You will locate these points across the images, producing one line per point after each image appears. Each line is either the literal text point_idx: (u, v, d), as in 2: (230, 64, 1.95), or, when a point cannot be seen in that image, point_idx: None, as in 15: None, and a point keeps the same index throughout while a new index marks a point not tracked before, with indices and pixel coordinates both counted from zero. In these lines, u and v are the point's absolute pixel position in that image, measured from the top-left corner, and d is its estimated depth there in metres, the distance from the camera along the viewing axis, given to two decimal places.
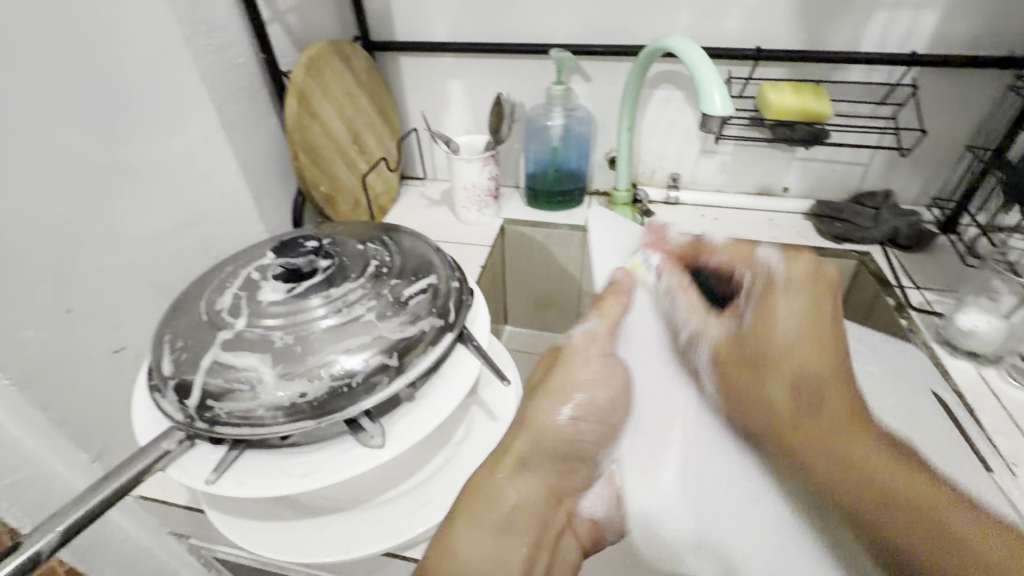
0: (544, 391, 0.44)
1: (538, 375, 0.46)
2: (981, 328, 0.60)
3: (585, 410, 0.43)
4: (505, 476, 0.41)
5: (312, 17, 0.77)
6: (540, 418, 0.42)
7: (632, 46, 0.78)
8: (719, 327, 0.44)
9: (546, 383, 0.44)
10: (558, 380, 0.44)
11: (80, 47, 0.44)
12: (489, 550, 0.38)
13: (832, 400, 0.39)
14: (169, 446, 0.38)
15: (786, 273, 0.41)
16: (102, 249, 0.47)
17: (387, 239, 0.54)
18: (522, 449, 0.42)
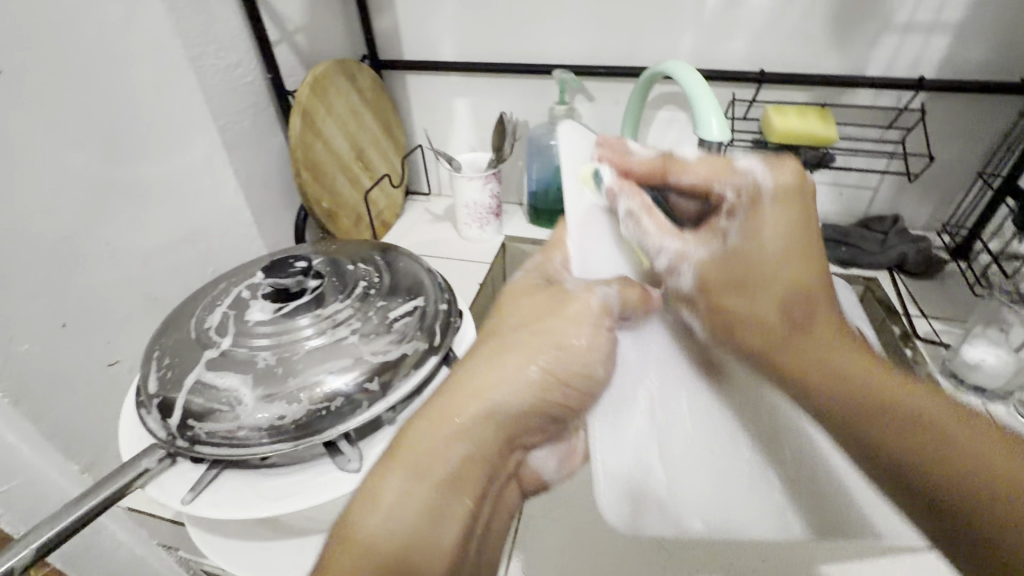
0: (516, 328, 0.38)
1: (504, 311, 0.40)
2: (988, 364, 0.58)
3: (563, 367, 0.37)
4: (438, 441, 0.33)
5: (321, 37, 0.79)
6: (505, 368, 0.36)
7: (635, 67, 0.78)
8: (693, 247, 0.37)
9: (516, 324, 0.38)
10: (535, 327, 0.38)
11: (85, 72, 0.45)
12: (420, 505, 0.31)
13: (806, 297, 0.35)
14: (148, 463, 0.38)
15: (770, 186, 0.35)
16: (99, 265, 0.48)
17: (381, 259, 0.54)
18: (467, 404, 0.34)
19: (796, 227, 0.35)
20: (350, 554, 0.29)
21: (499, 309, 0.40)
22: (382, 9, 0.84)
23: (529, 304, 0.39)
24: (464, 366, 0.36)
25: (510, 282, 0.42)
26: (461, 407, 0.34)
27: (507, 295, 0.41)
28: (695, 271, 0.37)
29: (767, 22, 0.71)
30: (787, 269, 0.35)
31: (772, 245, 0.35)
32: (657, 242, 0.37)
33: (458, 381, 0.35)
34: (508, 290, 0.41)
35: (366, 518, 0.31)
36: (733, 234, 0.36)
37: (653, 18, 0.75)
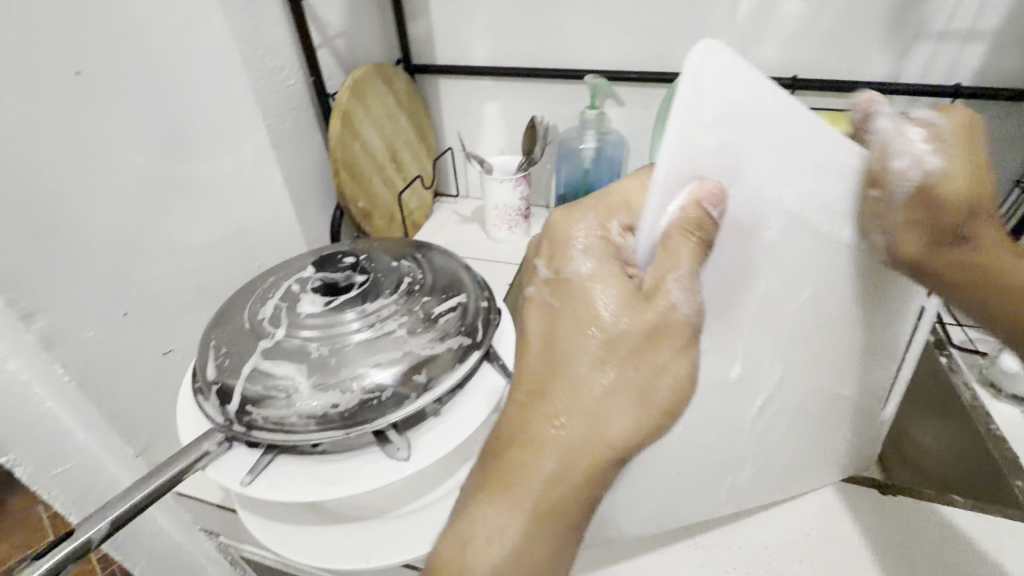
0: (605, 343, 0.30)
1: (583, 310, 0.31)
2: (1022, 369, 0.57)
3: (670, 400, 0.31)
4: (541, 493, 0.30)
5: (359, 42, 0.82)
6: (612, 410, 0.30)
7: (667, 73, 0.79)
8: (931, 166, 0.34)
9: (602, 336, 0.30)
10: (634, 357, 0.30)
11: (150, 76, 0.48)
12: (540, 543, 0.30)
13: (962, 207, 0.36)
14: (208, 446, 0.40)
15: (939, 132, 0.35)
16: (157, 258, 0.50)
17: (420, 256, 0.56)
18: (576, 450, 0.30)
19: (965, 142, 0.35)
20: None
21: (568, 299, 0.32)
22: (417, 14, 0.87)
23: (615, 314, 0.30)
24: (561, 394, 0.30)
25: (575, 268, 0.32)
26: (572, 446, 0.30)
27: (578, 291, 0.31)
28: (918, 182, 0.34)
29: (800, 29, 0.72)
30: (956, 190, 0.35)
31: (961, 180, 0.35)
32: (883, 163, 0.34)
33: (563, 425, 0.30)
34: (581, 277, 0.32)
35: (481, 536, 0.30)
36: (935, 151, 0.34)
37: (685, 25, 0.76)
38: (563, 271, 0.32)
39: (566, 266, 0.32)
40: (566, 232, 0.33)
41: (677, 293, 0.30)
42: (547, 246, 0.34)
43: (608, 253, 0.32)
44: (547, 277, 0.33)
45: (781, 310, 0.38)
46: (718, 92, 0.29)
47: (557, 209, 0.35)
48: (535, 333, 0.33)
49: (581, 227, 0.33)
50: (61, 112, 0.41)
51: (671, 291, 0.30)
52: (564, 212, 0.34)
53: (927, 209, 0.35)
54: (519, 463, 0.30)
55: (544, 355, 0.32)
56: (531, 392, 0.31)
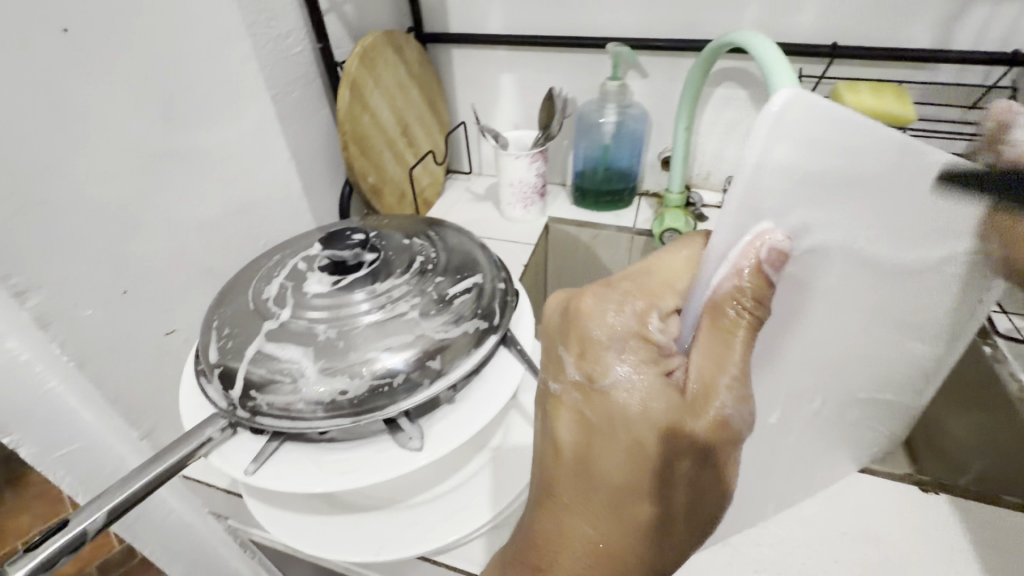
0: (644, 458, 0.28)
1: (624, 428, 0.28)
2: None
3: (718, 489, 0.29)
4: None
5: (369, 8, 0.77)
6: (660, 509, 0.29)
7: (695, 41, 0.74)
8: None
9: (636, 449, 0.28)
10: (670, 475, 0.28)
11: (145, 37, 0.45)
12: None
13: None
14: (212, 433, 0.38)
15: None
16: (157, 234, 0.48)
17: (433, 235, 0.53)
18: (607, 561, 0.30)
19: None
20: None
21: (601, 410, 0.28)
22: None
23: (652, 431, 0.27)
24: (597, 508, 0.29)
25: (612, 381, 0.28)
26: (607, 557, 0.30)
27: (611, 407, 0.28)
28: None
29: None
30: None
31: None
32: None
33: (595, 540, 0.30)
34: (618, 392, 0.28)
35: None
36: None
37: None
38: (596, 378, 0.28)
39: (601, 374, 0.28)
40: (598, 331, 0.28)
41: (727, 405, 0.26)
42: (576, 340, 0.29)
43: (647, 354, 0.28)
44: (579, 381, 0.29)
45: (840, 324, 0.33)
46: (796, 165, 0.22)
47: (586, 297, 0.30)
48: (567, 440, 0.30)
49: (613, 322, 0.28)
50: (50, 72, 0.38)
51: (720, 404, 0.26)
52: (593, 298, 0.29)
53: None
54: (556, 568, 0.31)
55: (573, 467, 0.30)
56: (562, 500, 0.30)
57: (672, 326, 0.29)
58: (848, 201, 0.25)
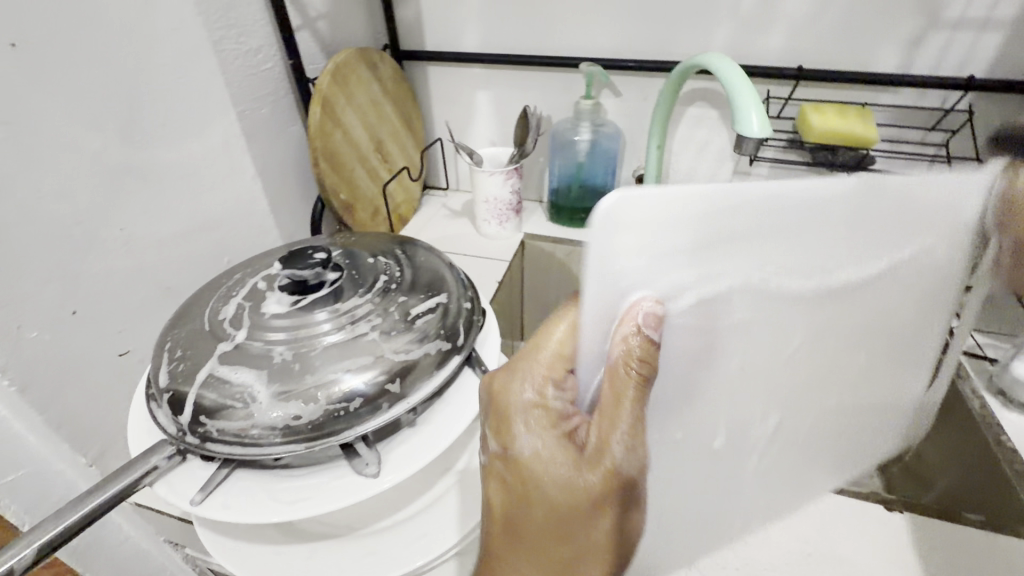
0: (557, 510, 0.31)
1: (539, 490, 0.31)
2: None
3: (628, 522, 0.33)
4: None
5: (343, 25, 0.77)
6: (581, 549, 0.32)
7: (667, 62, 0.76)
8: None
9: (550, 504, 0.31)
10: (581, 516, 0.31)
11: (103, 51, 0.44)
12: None
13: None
14: (157, 461, 0.37)
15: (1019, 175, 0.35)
16: (111, 252, 0.46)
17: (400, 253, 0.52)
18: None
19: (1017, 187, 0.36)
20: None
21: (519, 475, 0.32)
22: None
23: (563, 483, 0.31)
24: (528, 560, 0.33)
25: (520, 448, 0.32)
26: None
27: (523, 471, 0.32)
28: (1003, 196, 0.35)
29: (807, 15, 0.68)
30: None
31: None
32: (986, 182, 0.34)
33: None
34: (526, 458, 0.31)
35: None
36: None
37: (686, 10, 0.72)
38: (511, 448, 0.32)
39: (513, 443, 0.32)
40: (511, 406, 0.33)
41: (618, 454, 0.30)
42: (495, 416, 0.33)
43: (549, 421, 0.32)
44: (497, 450, 0.33)
45: (763, 352, 0.35)
46: (641, 249, 0.26)
47: (496, 378, 0.34)
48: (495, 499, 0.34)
49: (517, 398, 0.32)
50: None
51: (614, 453, 0.30)
52: (501, 379, 0.34)
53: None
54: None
55: (503, 516, 0.33)
56: (501, 545, 0.34)
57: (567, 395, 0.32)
58: (721, 260, 0.28)
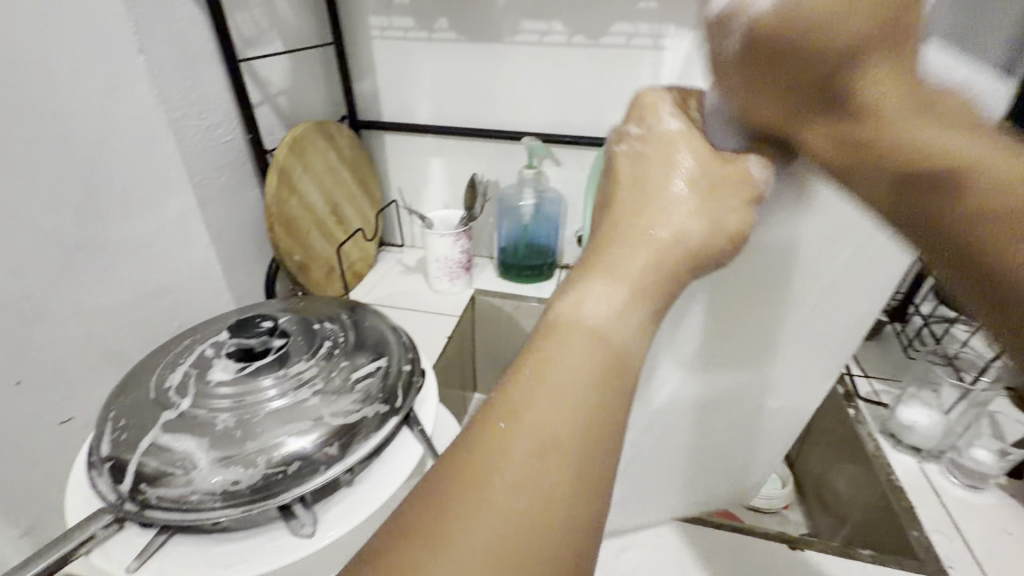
0: (691, 181, 0.30)
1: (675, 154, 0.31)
2: (987, 468, 0.58)
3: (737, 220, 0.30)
4: (630, 318, 0.25)
5: (302, 99, 0.83)
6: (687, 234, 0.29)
7: (599, 138, 0.85)
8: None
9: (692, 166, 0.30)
10: (719, 204, 0.30)
11: (64, 139, 0.47)
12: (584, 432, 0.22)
13: (902, 27, 0.23)
14: (95, 529, 0.38)
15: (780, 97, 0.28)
16: (60, 322, 0.48)
17: (347, 317, 0.56)
18: (662, 281, 0.27)
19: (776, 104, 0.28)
20: (536, 398, 0.22)
21: (654, 146, 0.31)
22: (363, 74, 0.89)
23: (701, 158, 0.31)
24: (640, 242, 0.27)
25: (664, 123, 0.32)
26: (658, 292, 0.27)
27: (662, 142, 0.31)
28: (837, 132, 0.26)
29: None
30: (877, 67, 0.24)
31: (910, 82, 0.24)
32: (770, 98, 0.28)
33: (659, 231, 0.28)
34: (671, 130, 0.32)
35: (581, 324, 0.24)
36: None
37: (613, 94, 0.82)
38: (655, 125, 0.32)
39: (654, 121, 0.32)
40: (655, 101, 0.33)
41: (753, 166, 0.31)
42: (641, 109, 0.33)
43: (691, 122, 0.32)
44: (638, 133, 0.32)
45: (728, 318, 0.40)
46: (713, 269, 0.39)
47: (644, 89, 0.34)
48: (624, 171, 0.31)
49: (661, 97, 0.33)
50: None
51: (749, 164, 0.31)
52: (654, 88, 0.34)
53: (764, 78, 0.27)
54: (607, 264, 0.27)
55: (632, 182, 0.30)
56: (621, 210, 0.29)
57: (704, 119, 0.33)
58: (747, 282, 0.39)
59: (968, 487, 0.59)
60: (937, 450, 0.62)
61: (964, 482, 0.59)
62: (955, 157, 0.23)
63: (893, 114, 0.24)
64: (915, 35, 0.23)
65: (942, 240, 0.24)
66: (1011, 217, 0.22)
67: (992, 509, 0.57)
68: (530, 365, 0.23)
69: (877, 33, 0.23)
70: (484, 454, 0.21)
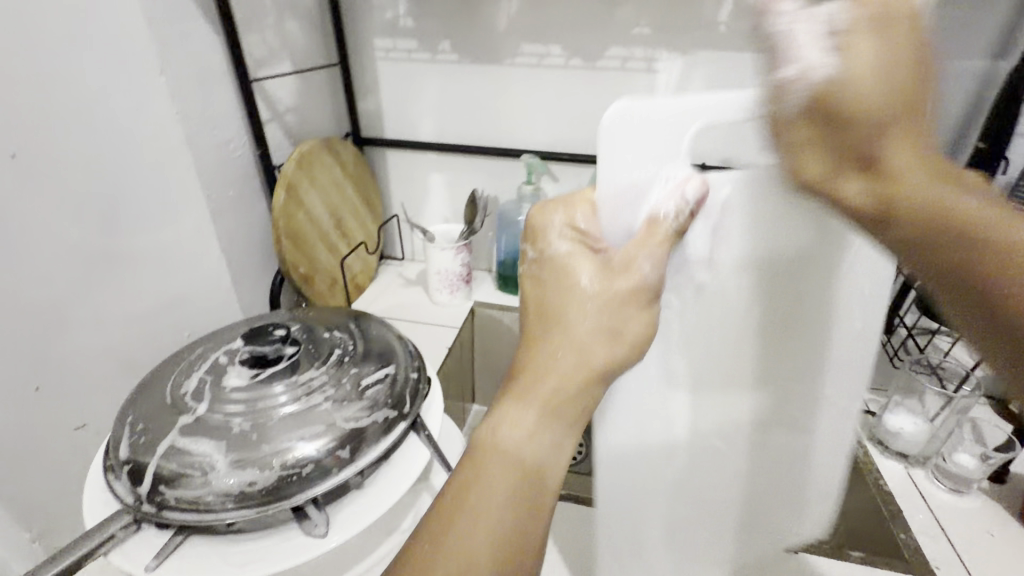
0: (591, 299, 0.32)
1: (572, 277, 0.33)
2: (971, 472, 0.60)
3: (637, 332, 0.33)
4: (547, 429, 0.29)
5: (309, 117, 0.86)
6: (576, 352, 0.31)
7: (596, 156, 0.88)
8: (842, 21, 0.26)
9: (591, 290, 0.32)
10: (621, 315, 0.33)
11: (89, 155, 0.49)
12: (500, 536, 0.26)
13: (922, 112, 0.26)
14: (115, 529, 0.39)
15: (848, 33, 0.26)
16: (78, 331, 0.50)
17: (355, 327, 0.58)
18: (572, 394, 0.30)
19: (887, 61, 0.26)
20: (459, 521, 0.26)
21: (557, 271, 0.34)
22: (367, 93, 0.93)
23: (601, 275, 0.33)
24: (537, 381, 0.30)
25: (559, 248, 0.35)
26: (571, 397, 0.30)
27: (561, 267, 0.34)
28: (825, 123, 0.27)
29: None
30: (903, 141, 0.26)
31: (929, 165, 0.26)
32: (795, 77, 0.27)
33: (560, 355, 0.30)
34: (564, 253, 0.35)
35: (497, 448, 0.28)
36: (847, 39, 0.26)
37: None
38: (549, 251, 0.35)
39: (547, 248, 0.35)
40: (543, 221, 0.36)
41: (647, 260, 0.35)
42: (531, 235, 0.37)
43: (583, 240, 0.35)
44: (536, 255, 0.35)
45: (722, 351, 0.47)
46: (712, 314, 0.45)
47: (534, 206, 0.38)
48: (530, 298, 0.34)
49: (557, 217, 0.37)
50: None
51: (641, 263, 0.34)
52: (543, 204, 0.38)
53: (824, 133, 0.27)
54: (527, 381, 0.30)
55: (540, 311, 0.33)
56: (531, 339, 0.32)
57: (597, 223, 0.37)
58: (728, 324, 0.46)
59: (952, 491, 0.61)
60: (924, 456, 0.64)
61: (949, 486, 0.61)
62: (948, 207, 0.24)
63: (908, 177, 0.26)
64: (920, 112, 0.26)
65: (944, 279, 0.24)
66: (1013, 256, 0.22)
67: (978, 513, 0.59)
68: (462, 477, 0.28)
69: (898, 114, 0.26)
70: (428, 551, 0.25)
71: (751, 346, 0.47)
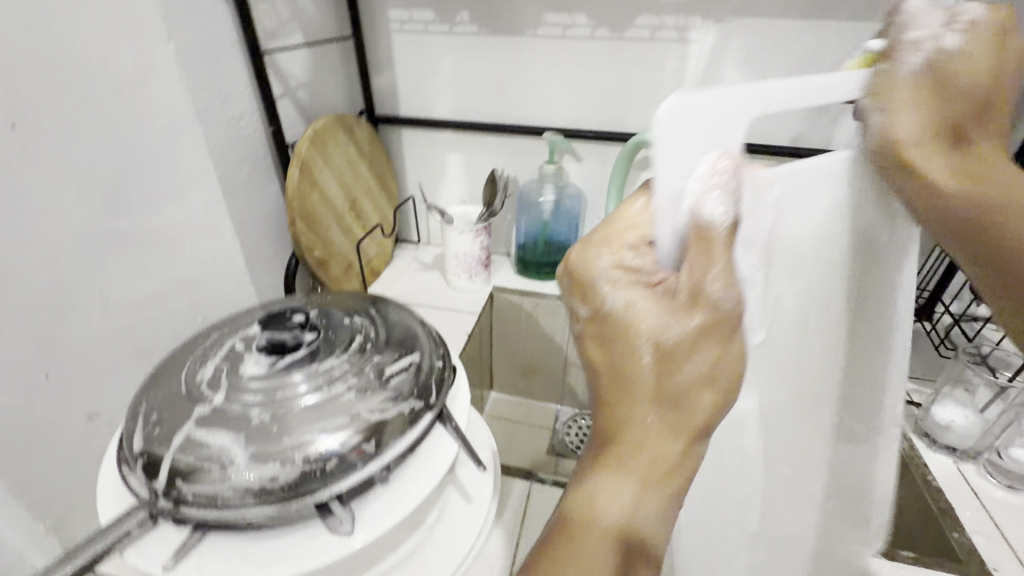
0: (663, 353, 0.28)
1: (634, 333, 0.29)
2: None
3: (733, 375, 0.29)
4: (643, 504, 0.29)
5: (321, 93, 0.82)
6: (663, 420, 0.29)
7: (621, 132, 0.83)
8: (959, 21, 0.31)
9: (662, 343, 0.28)
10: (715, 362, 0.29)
11: (94, 127, 0.46)
12: None
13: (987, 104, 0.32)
14: (130, 526, 0.37)
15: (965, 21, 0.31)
16: (87, 315, 0.48)
17: (374, 312, 0.55)
18: (670, 462, 0.29)
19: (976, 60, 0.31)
20: None
21: (617, 327, 0.30)
22: (381, 68, 0.88)
23: (670, 323, 0.28)
24: (626, 453, 0.29)
25: (613, 300, 0.30)
26: (671, 464, 0.29)
27: (621, 321, 0.29)
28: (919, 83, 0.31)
29: None
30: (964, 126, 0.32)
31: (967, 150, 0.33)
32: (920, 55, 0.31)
33: (652, 418, 0.29)
34: (620, 305, 0.30)
35: (597, 522, 0.29)
36: (963, 33, 0.31)
37: (636, 88, 0.80)
38: (601, 305, 0.30)
39: (601, 302, 0.30)
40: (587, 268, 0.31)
41: (719, 291, 0.28)
42: (576, 286, 0.32)
43: (636, 281, 0.30)
44: (588, 307, 0.31)
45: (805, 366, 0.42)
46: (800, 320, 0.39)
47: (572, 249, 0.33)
48: (597, 351, 0.31)
49: (602, 257, 0.31)
50: None
51: (713, 292, 0.28)
52: (579, 249, 0.32)
53: (934, 95, 0.31)
54: (617, 451, 0.29)
55: (609, 369, 0.30)
56: (610, 400, 0.30)
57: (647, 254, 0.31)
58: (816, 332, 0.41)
59: (1007, 487, 0.58)
60: (975, 451, 0.61)
61: (1003, 482, 0.58)
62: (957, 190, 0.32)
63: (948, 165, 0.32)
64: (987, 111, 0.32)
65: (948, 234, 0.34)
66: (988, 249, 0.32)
67: None
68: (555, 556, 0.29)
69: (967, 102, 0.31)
70: None
71: (835, 352, 0.42)
